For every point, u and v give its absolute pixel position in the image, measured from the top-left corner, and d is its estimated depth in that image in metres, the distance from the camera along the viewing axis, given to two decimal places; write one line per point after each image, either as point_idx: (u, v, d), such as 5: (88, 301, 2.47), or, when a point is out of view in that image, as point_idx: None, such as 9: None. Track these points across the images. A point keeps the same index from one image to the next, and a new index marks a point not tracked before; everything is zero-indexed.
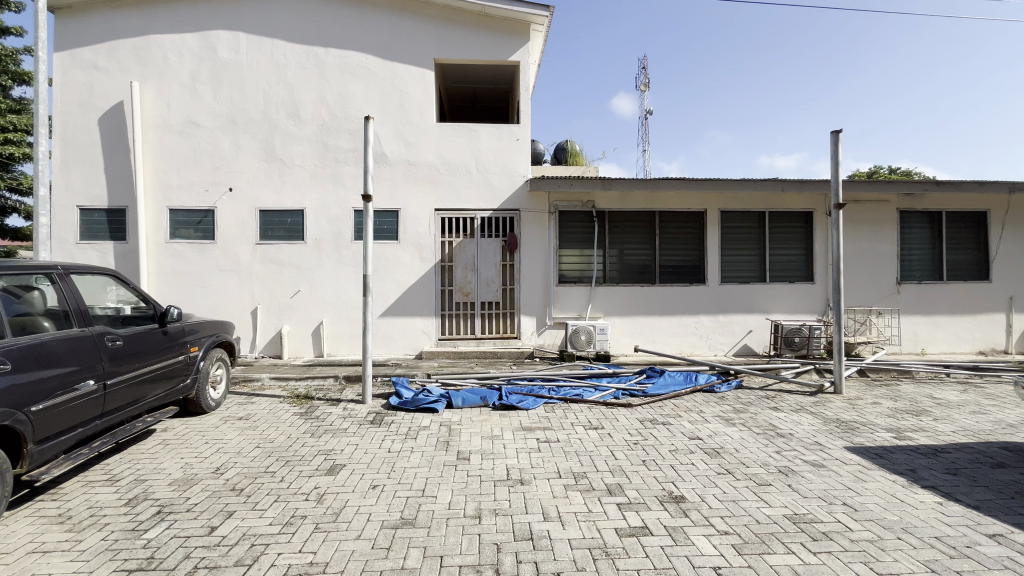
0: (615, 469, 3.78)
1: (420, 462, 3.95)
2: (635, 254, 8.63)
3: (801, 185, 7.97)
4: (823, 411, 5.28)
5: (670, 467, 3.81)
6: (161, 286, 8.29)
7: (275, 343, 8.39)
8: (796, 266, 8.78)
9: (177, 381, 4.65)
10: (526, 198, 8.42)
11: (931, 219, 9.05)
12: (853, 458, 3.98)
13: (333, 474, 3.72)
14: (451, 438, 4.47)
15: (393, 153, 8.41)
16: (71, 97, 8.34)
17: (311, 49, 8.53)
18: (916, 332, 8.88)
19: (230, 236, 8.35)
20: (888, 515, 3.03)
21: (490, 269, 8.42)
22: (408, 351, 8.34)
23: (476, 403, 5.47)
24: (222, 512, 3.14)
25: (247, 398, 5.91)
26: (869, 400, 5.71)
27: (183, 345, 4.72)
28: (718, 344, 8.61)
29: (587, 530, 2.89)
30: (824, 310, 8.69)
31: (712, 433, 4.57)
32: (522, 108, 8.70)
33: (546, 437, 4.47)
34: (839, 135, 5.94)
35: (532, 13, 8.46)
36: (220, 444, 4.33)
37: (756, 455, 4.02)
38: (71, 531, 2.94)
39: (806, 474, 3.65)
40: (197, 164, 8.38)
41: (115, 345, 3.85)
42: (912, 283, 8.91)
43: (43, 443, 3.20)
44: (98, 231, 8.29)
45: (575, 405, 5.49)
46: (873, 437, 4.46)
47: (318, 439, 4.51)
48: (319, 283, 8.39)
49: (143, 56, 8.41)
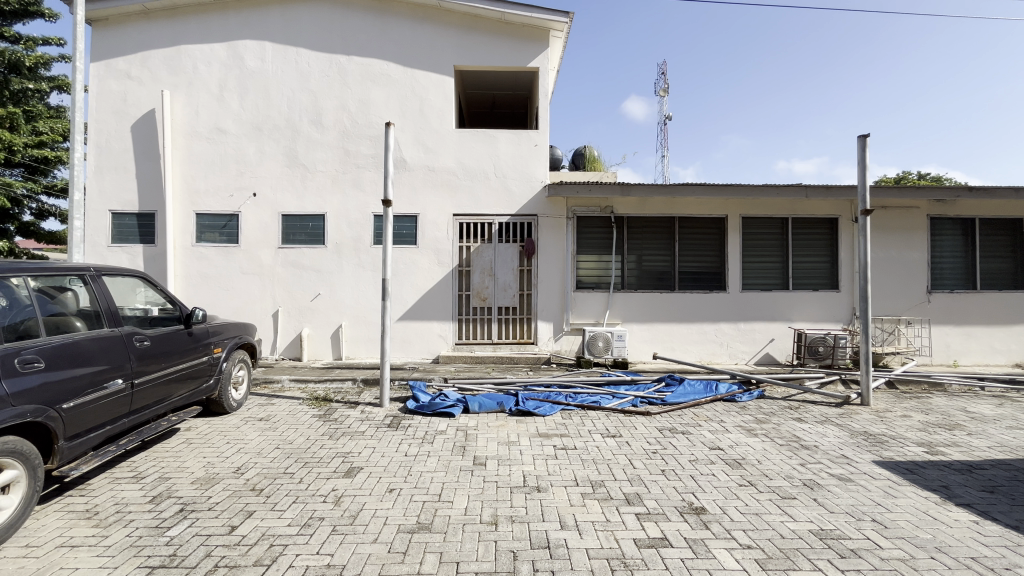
0: (634, 478, 3.72)
1: (437, 466, 3.95)
2: (653, 260, 8.54)
3: (827, 192, 7.80)
4: (850, 423, 5.11)
5: (690, 477, 3.73)
6: (187, 288, 8.52)
7: (295, 345, 8.51)
8: (821, 273, 8.58)
9: (201, 381, 4.75)
10: (544, 204, 8.41)
11: (963, 226, 8.76)
12: (882, 472, 3.84)
13: (350, 477, 3.74)
14: (467, 443, 4.46)
15: (413, 159, 8.51)
16: (105, 105, 8.66)
17: (334, 57, 8.71)
18: (947, 343, 8.58)
19: (253, 240, 8.54)
20: (921, 533, 2.91)
21: (507, 274, 8.42)
22: (425, 355, 8.39)
23: (492, 408, 5.45)
24: (243, 512, 3.17)
25: (267, 400, 5.99)
26: (898, 412, 5.52)
27: (207, 346, 4.84)
28: (739, 353, 8.45)
29: (605, 540, 2.84)
30: (850, 319, 8.45)
31: (733, 443, 4.47)
32: (541, 114, 8.71)
33: (563, 444, 4.43)
34: (866, 139, 5.79)
35: (551, 18, 8.47)
36: (241, 445, 4.40)
37: (779, 468, 3.90)
38: (98, 527, 3.01)
39: (832, 488, 3.54)
40: (223, 170, 8.60)
41: (143, 345, 3.96)
42: (943, 292, 8.61)
43: (72, 440, 3.29)
44: (129, 235, 8.57)
45: (592, 413, 5.43)
46: (903, 451, 4.31)
47: (336, 441, 4.55)
48: (339, 287, 8.50)
49: (174, 66, 8.69)
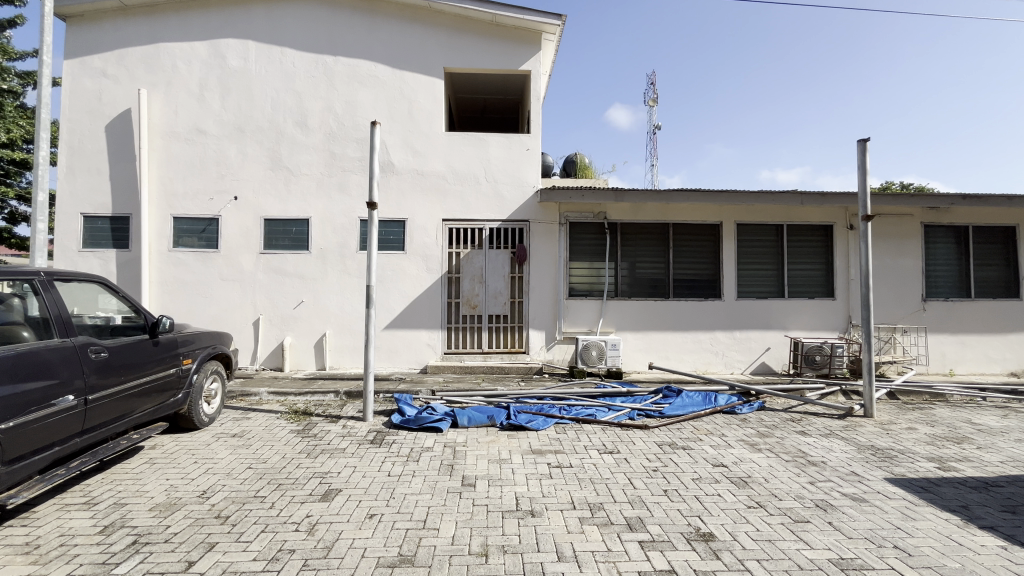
0: (635, 500, 3.45)
1: (422, 488, 3.65)
2: (647, 267, 8.35)
3: (822, 199, 7.69)
4: (855, 436, 4.90)
5: (695, 498, 3.48)
6: (162, 294, 8.14)
7: (276, 355, 8.16)
8: (816, 281, 8.45)
9: (168, 396, 4.41)
10: (536, 210, 8.19)
11: (957, 234, 8.71)
12: (896, 491, 3.62)
13: (327, 501, 3.43)
14: (456, 462, 4.16)
15: (401, 162, 8.25)
16: (79, 105, 8.30)
17: (320, 58, 8.45)
18: (943, 352, 8.48)
19: (233, 245, 8.20)
20: (948, 562, 2.68)
21: (498, 281, 8.17)
22: (413, 365, 8.07)
23: (483, 422, 5.16)
24: (203, 545, 2.85)
25: (242, 413, 5.63)
26: (904, 424, 5.33)
27: (176, 357, 4.49)
28: (735, 362, 8.26)
29: (607, 573, 2.57)
30: (846, 327, 8.32)
31: (737, 460, 4.22)
32: (533, 117, 8.52)
33: (558, 461, 4.16)
34: (867, 144, 5.66)
35: (545, 21, 8.30)
36: (210, 465, 4.05)
37: (788, 487, 3.66)
38: (36, 564, 2.66)
39: (847, 510, 3.30)
40: (203, 172, 8.27)
41: (99, 357, 3.61)
42: (938, 299, 8.54)
43: (12, 464, 2.94)
44: (101, 239, 8.17)
45: (588, 426, 5.17)
46: (914, 467, 4.10)
47: (314, 459, 4.23)
48: (323, 294, 8.18)
49: (152, 64, 8.38)
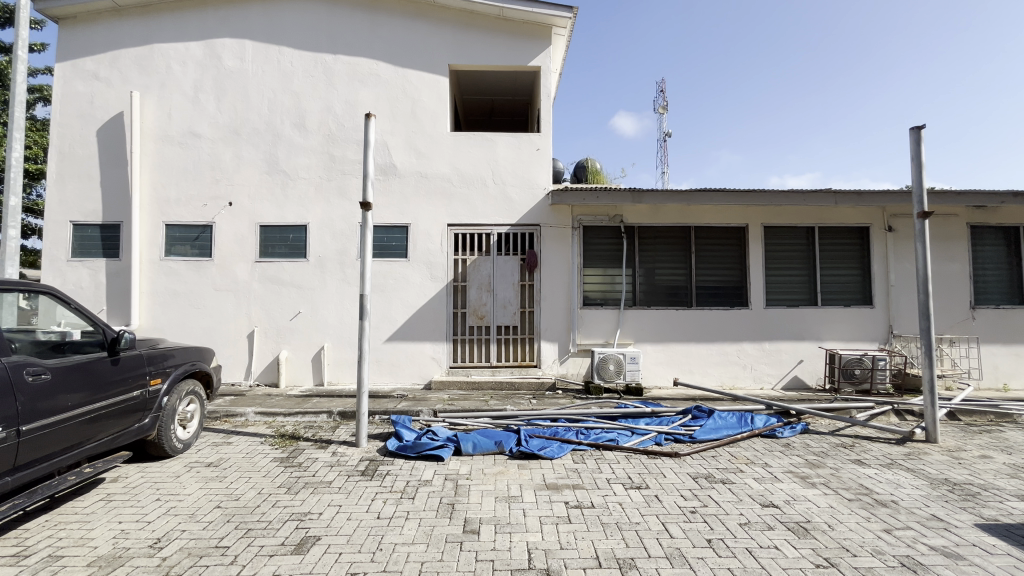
0: (674, 555, 2.82)
1: (416, 536, 3.05)
2: (667, 273, 7.73)
3: (858, 199, 7.03)
4: (923, 468, 4.21)
5: (748, 552, 2.84)
6: (152, 306, 7.70)
7: (272, 369, 7.65)
8: (851, 287, 7.76)
9: (133, 421, 3.88)
10: (548, 213, 7.63)
11: (1007, 236, 7.96)
12: (996, 543, 2.94)
13: (300, 553, 2.85)
14: (457, 500, 3.56)
15: (403, 164, 7.77)
16: (70, 108, 7.96)
17: (319, 57, 8.04)
18: (996, 364, 7.69)
19: (227, 252, 7.75)
20: None
21: (507, 290, 7.60)
22: (416, 380, 7.51)
23: (489, 449, 4.56)
24: None
25: (224, 438, 5.10)
26: (975, 452, 4.62)
27: (142, 378, 3.95)
28: (765, 376, 7.57)
29: None
30: (887, 337, 7.61)
31: (790, 499, 3.56)
32: (543, 115, 8.00)
33: (577, 500, 3.54)
34: (921, 131, 5.10)
35: (555, 13, 7.82)
36: (174, 503, 3.50)
37: (859, 537, 3.00)
38: None
39: (943, 571, 2.63)
40: (196, 177, 7.85)
41: (38, 381, 3.08)
42: (988, 307, 7.78)
43: None
44: (90, 248, 7.78)
45: (609, 454, 4.54)
46: (1006, 509, 3.41)
47: (294, 496, 3.66)
48: (322, 304, 7.68)
49: (146, 66, 8.03)
